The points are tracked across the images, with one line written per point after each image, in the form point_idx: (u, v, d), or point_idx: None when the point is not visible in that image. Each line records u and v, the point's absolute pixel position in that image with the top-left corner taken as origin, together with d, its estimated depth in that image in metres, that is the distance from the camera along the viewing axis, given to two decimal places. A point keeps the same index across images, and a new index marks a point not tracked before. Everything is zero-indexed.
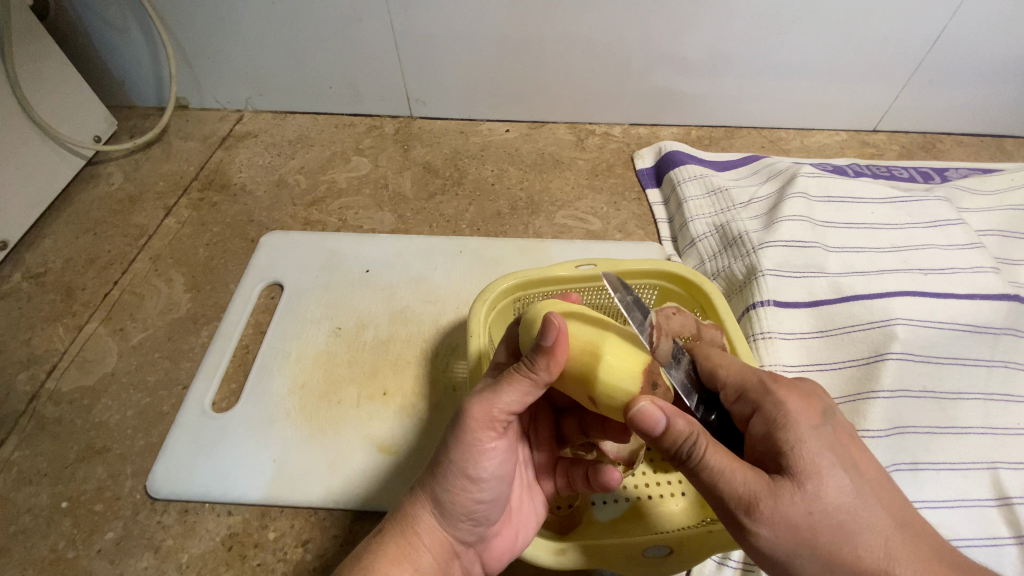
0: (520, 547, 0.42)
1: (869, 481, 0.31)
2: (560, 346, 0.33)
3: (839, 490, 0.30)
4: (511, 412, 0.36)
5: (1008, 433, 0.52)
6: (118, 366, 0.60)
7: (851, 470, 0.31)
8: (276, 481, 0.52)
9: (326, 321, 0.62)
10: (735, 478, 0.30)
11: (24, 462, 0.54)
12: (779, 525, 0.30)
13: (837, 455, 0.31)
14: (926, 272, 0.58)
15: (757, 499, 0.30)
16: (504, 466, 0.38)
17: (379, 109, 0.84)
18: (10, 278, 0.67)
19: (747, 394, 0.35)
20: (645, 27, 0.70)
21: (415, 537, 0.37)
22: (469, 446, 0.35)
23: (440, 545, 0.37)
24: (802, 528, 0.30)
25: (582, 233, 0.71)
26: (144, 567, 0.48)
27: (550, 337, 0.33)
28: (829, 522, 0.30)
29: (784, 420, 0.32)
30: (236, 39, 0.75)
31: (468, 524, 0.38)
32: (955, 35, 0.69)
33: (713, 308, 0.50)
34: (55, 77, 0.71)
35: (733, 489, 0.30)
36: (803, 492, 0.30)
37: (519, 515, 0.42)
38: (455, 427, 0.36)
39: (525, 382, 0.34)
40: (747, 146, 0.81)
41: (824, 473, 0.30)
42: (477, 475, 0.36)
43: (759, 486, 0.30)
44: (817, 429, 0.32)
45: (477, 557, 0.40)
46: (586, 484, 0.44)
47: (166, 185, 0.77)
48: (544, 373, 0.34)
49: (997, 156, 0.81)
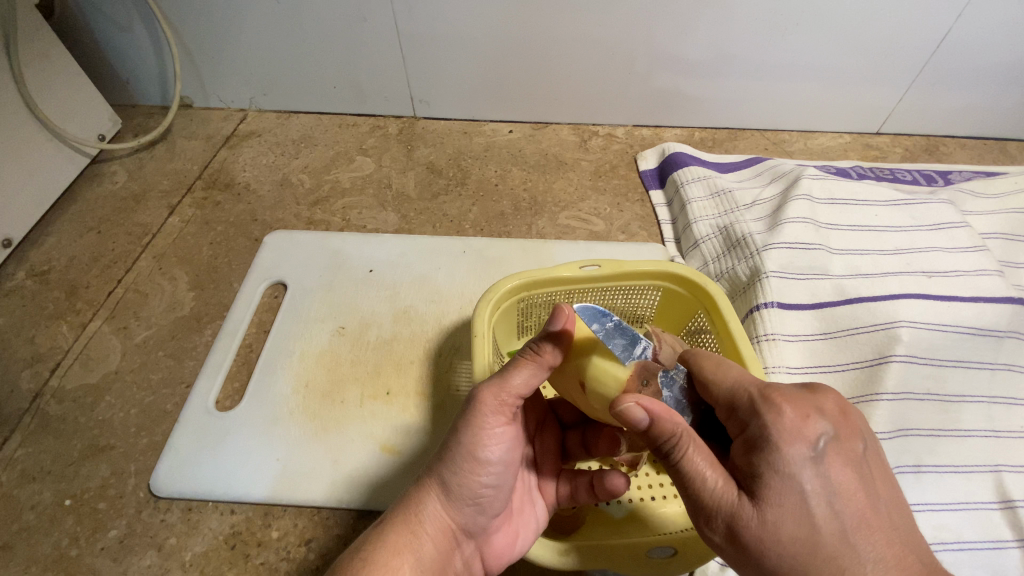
0: (518, 546, 0.42)
1: (847, 516, 0.30)
2: (565, 334, 0.38)
3: (803, 521, 0.29)
4: (518, 398, 0.37)
5: (1011, 436, 0.52)
6: (122, 364, 0.60)
7: (823, 504, 0.30)
8: (279, 480, 0.52)
9: (329, 320, 0.62)
10: (699, 487, 0.32)
11: (28, 459, 0.54)
12: (730, 537, 0.31)
13: (812, 487, 0.30)
14: (930, 275, 0.58)
15: (715, 510, 0.31)
16: (512, 454, 0.38)
17: (383, 109, 0.84)
18: (14, 276, 0.67)
19: (737, 411, 0.34)
20: (650, 28, 0.70)
21: (419, 524, 0.36)
22: (479, 428, 0.36)
23: (443, 534, 0.37)
24: (754, 548, 0.30)
25: (585, 234, 0.71)
26: (148, 565, 0.48)
27: (560, 321, 0.37)
28: (783, 549, 0.30)
29: (763, 443, 0.31)
30: (241, 39, 0.75)
31: (472, 510, 0.38)
32: (959, 38, 0.69)
33: (717, 309, 0.50)
34: (59, 75, 0.71)
35: (696, 496, 0.32)
36: (761, 517, 0.30)
37: (520, 516, 0.42)
38: (468, 409, 0.36)
39: (531, 364, 0.37)
40: (750, 148, 0.81)
41: (788, 503, 0.30)
42: (485, 458, 0.37)
43: (718, 501, 0.31)
44: (799, 457, 0.30)
45: (477, 552, 0.40)
46: (588, 493, 0.44)
47: (170, 184, 0.77)
48: (550, 355, 0.37)
49: (999, 159, 0.82)
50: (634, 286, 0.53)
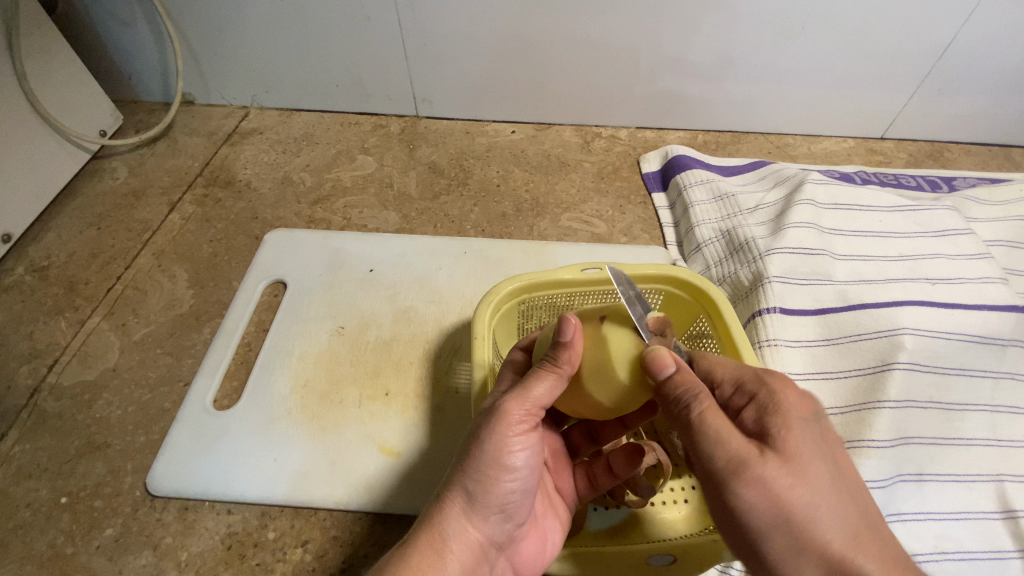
0: (548, 551, 0.41)
1: (849, 478, 0.31)
2: (577, 340, 0.36)
3: (822, 480, 0.30)
4: (541, 406, 0.37)
5: (1013, 445, 0.52)
6: (120, 362, 0.60)
7: (834, 464, 0.31)
8: (276, 481, 0.51)
9: (328, 320, 0.62)
10: (727, 442, 0.31)
11: (24, 456, 0.54)
12: (762, 491, 0.30)
13: (822, 447, 0.32)
14: (934, 282, 0.58)
15: (743, 465, 0.30)
16: (536, 458, 0.38)
17: (386, 108, 0.84)
18: (13, 271, 0.66)
19: (743, 385, 0.36)
20: (654, 31, 0.70)
21: (443, 543, 0.34)
22: (504, 437, 0.35)
23: (469, 549, 0.35)
24: (781, 500, 0.30)
25: (587, 236, 0.71)
26: (143, 565, 0.48)
27: (568, 332, 0.35)
28: (807, 503, 0.30)
29: (776, 406, 0.33)
30: (244, 37, 0.75)
31: (498, 517, 0.37)
32: (967, 43, 0.68)
33: (720, 314, 0.49)
34: (61, 68, 0.70)
35: (722, 452, 0.31)
36: (786, 469, 0.30)
37: (544, 522, 0.42)
38: (490, 418, 0.36)
39: (551, 375, 0.36)
40: (754, 152, 0.81)
41: (808, 457, 0.31)
42: (511, 464, 0.36)
43: (745, 455, 0.31)
44: (810, 420, 0.33)
45: (506, 562, 0.39)
46: (608, 475, 0.45)
47: (171, 181, 0.76)
48: (567, 366, 0.36)
49: (1004, 166, 0.81)
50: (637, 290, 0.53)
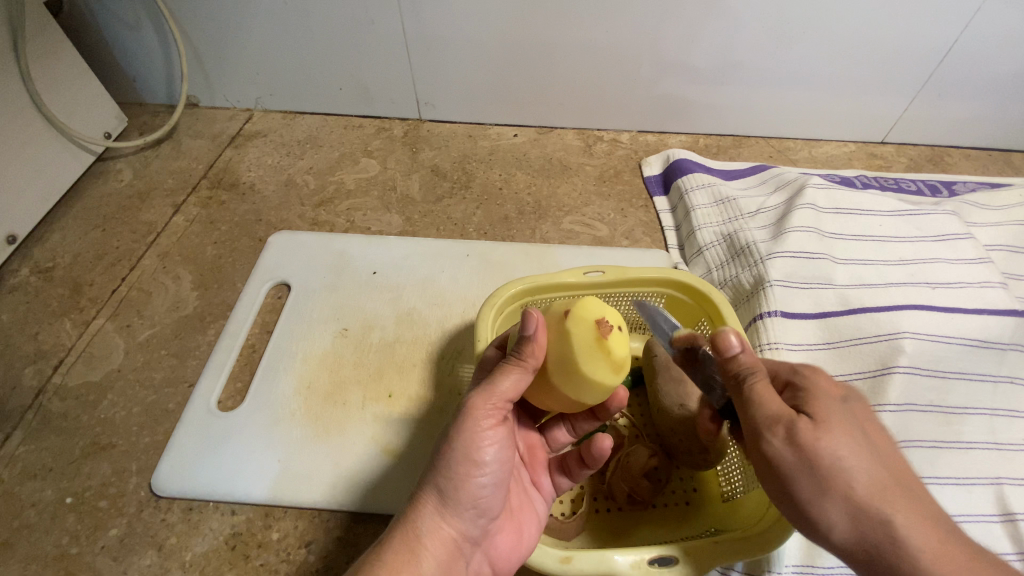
0: (525, 545, 0.41)
1: (880, 447, 0.33)
2: (542, 334, 0.35)
3: (851, 444, 0.33)
4: (510, 400, 0.37)
5: (1014, 449, 0.52)
6: (125, 363, 0.60)
7: (864, 436, 0.33)
8: (279, 482, 0.52)
9: (332, 322, 0.62)
10: (767, 406, 0.34)
11: (29, 457, 0.54)
12: (792, 448, 0.33)
13: (852, 420, 0.34)
14: (933, 287, 0.58)
15: (780, 420, 0.33)
16: (506, 452, 0.38)
17: (389, 111, 0.84)
18: (18, 273, 0.67)
19: (780, 377, 0.38)
20: (656, 36, 0.70)
21: (418, 540, 0.35)
22: (471, 433, 0.36)
23: (444, 545, 0.36)
24: (809, 457, 0.32)
25: (589, 239, 0.71)
26: (147, 565, 0.48)
27: (531, 326, 0.35)
28: (838, 456, 0.32)
29: (807, 387, 0.36)
30: (248, 40, 0.75)
31: (472, 513, 0.37)
32: (966, 48, 0.69)
33: (720, 316, 0.49)
34: (67, 70, 0.71)
35: (764, 412, 0.34)
36: (848, 418, 0.34)
37: (520, 515, 0.42)
38: (458, 415, 0.37)
39: (516, 369, 0.35)
40: (755, 156, 0.82)
41: (839, 426, 0.33)
42: (480, 460, 0.37)
43: (780, 415, 0.33)
44: (838, 398, 0.35)
45: (485, 558, 0.39)
46: (580, 464, 0.45)
47: (175, 183, 0.77)
48: (531, 360, 0.35)
49: (1004, 170, 0.82)
50: (638, 293, 0.54)
